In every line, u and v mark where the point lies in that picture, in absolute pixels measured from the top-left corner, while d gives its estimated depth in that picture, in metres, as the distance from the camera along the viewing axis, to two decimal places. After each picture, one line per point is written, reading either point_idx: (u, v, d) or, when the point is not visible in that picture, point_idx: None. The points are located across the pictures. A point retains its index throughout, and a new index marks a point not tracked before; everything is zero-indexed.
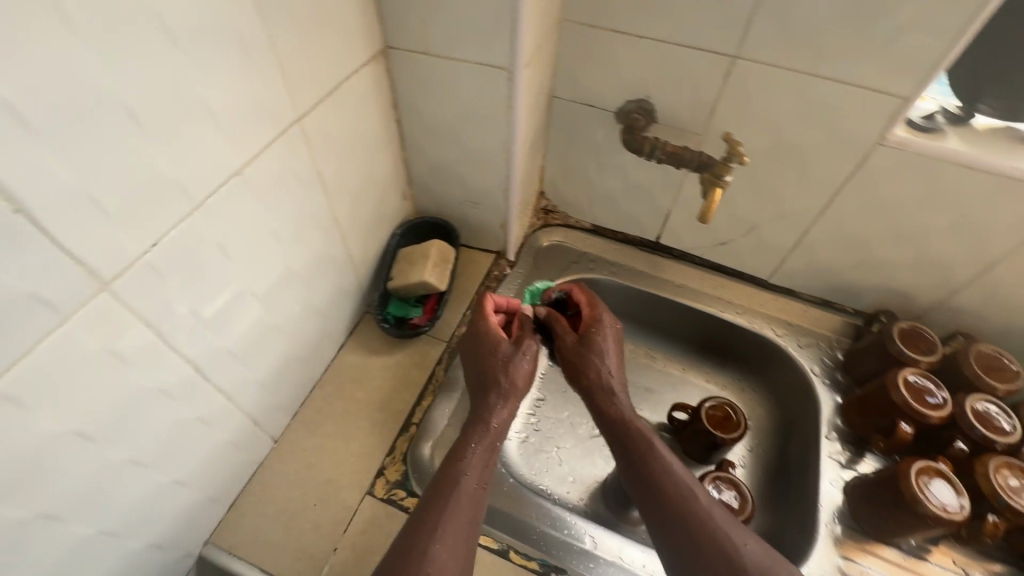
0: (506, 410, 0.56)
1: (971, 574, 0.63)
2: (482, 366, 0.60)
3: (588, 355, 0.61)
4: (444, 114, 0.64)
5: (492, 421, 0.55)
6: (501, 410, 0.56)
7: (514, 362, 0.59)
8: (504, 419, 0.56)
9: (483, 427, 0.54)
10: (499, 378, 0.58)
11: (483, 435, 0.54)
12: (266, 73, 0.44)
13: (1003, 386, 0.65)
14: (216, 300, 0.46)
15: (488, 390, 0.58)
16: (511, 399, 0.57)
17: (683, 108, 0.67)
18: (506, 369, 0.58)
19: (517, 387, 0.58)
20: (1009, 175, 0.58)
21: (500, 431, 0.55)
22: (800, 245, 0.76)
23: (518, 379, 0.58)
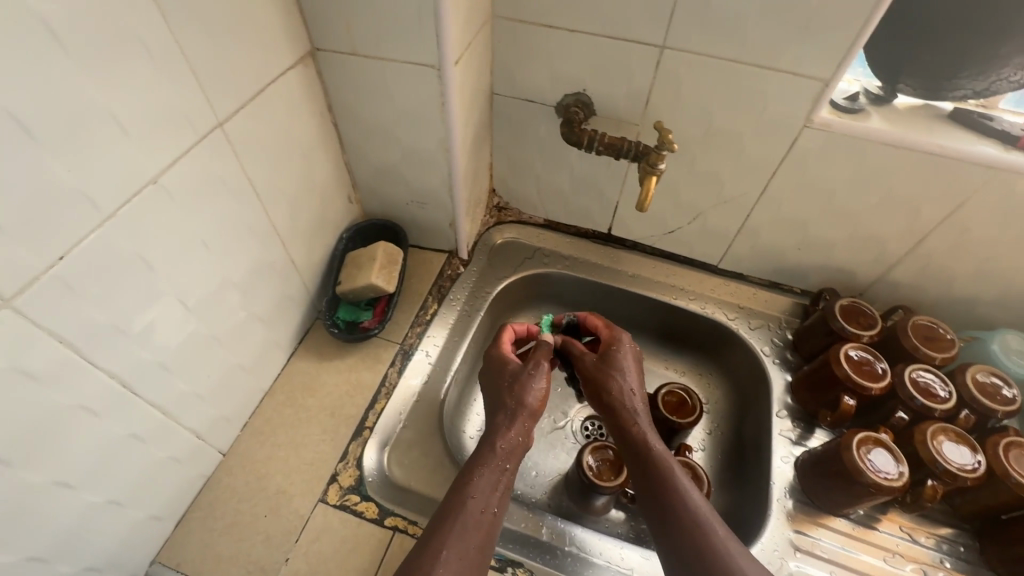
0: (517, 430, 0.57)
1: (917, 538, 0.64)
2: (499, 390, 0.61)
3: (610, 373, 0.63)
4: (380, 115, 0.64)
5: (500, 443, 0.55)
6: (510, 431, 0.56)
7: (531, 384, 0.60)
8: (514, 441, 0.56)
9: (490, 449, 0.55)
10: (509, 398, 0.59)
11: (490, 455, 0.54)
12: (178, 78, 0.43)
13: (939, 355, 0.68)
14: (140, 313, 0.45)
15: (500, 413, 0.58)
16: (520, 420, 0.57)
17: (619, 100, 0.69)
18: (516, 389, 0.60)
19: (525, 407, 0.58)
20: (927, 151, 0.61)
21: (509, 452, 0.55)
22: (743, 229, 0.78)
23: (530, 399, 0.59)
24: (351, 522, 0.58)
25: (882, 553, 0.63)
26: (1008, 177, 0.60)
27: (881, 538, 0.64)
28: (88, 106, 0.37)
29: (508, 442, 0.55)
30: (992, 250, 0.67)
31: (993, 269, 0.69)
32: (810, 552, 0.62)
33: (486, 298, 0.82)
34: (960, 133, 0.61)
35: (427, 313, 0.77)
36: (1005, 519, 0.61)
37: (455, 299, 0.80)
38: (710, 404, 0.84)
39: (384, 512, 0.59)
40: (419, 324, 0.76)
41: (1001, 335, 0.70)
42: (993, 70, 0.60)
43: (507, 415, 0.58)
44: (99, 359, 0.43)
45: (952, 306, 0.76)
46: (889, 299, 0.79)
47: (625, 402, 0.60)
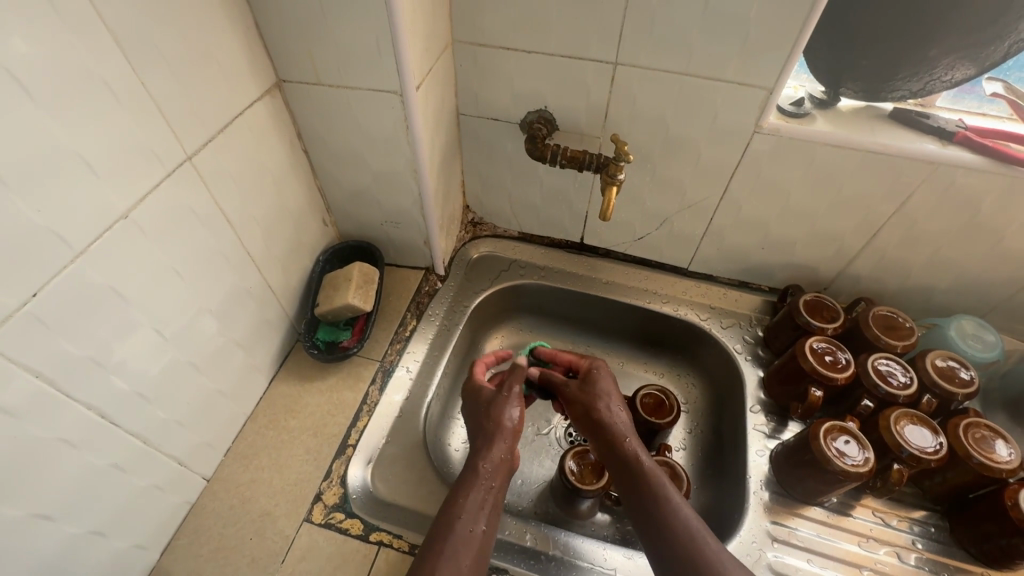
0: (498, 450, 0.60)
1: (891, 522, 0.66)
2: (480, 415, 0.64)
3: (591, 396, 0.66)
4: (348, 140, 0.66)
5: (483, 465, 0.59)
6: (492, 452, 0.60)
7: (506, 414, 0.63)
8: (498, 460, 0.59)
9: (474, 471, 0.58)
10: (489, 422, 0.62)
11: (475, 480, 0.57)
12: (144, 116, 0.45)
13: (901, 343, 0.70)
14: (116, 345, 0.47)
15: (482, 435, 0.62)
16: (501, 441, 0.61)
17: (579, 114, 0.71)
18: (494, 414, 0.63)
19: (505, 428, 0.62)
20: (871, 149, 0.64)
21: (492, 473, 0.58)
22: (709, 232, 0.81)
23: (508, 422, 0.62)
24: (336, 540, 0.59)
25: (856, 538, 0.65)
26: (947, 171, 0.63)
27: (855, 524, 0.66)
28: (55, 149, 0.39)
29: (492, 462, 0.59)
30: (941, 240, 0.71)
31: (944, 258, 0.73)
32: (786, 541, 0.64)
33: (464, 312, 0.83)
34: (901, 131, 0.65)
35: (405, 330, 0.79)
36: (970, 498, 0.63)
37: (433, 314, 0.82)
38: (688, 404, 0.86)
39: (369, 528, 0.60)
40: (398, 341, 0.77)
41: (957, 321, 0.73)
42: (926, 71, 0.63)
43: (488, 437, 0.61)
44: (75, 391, 0.44)
45: (911, 295, 0.79)
46: (851, 292, 0.82)
47: (602, 422, 0.63)
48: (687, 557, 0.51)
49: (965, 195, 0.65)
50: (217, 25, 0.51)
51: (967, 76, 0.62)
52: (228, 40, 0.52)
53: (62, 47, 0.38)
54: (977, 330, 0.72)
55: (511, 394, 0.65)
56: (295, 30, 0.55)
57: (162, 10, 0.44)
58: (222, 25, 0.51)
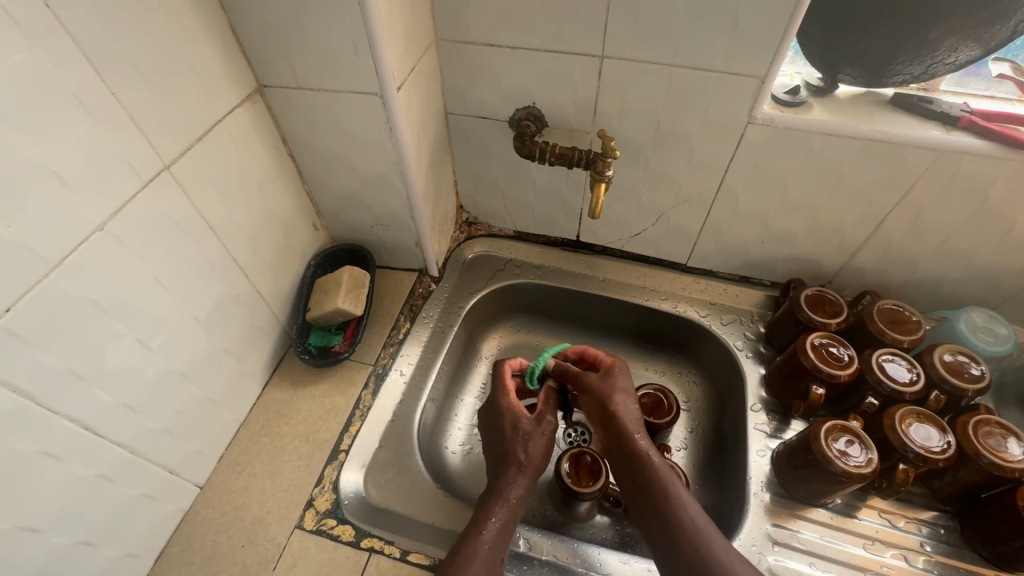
0: (526, 483, 0.59)
1: (897, 523, 0.64)
2: (502, 438, 0.62)
3: (613, 400, 0.62)
4: (333, 143, 0.66)
5: (510, 494, 0.58)
6: (520, 482, 0.59)
7: (530, 439, 0.61)
8: (523, 493, 0.58)
9: (500, 498, 0.57)
10: (520, 451, 0.60)
11: (501, 508, 0.57)
12: (117, 126, 0.45)
13: (907, 338, 0.68)
14: (97, 357, 0.47)
15: (507, 462, 0.60)
16: (528, 473, 0.59)
17: (568, 110, 0.70)
18: (522, 442, 0.61)
19: (534, 459, 0.60)
20: (870, 138, 0.61)
21: (519, 504, 0.58)
22: (706, 226, 0.79)
23: (536, 453, 0.61)
24: (328, 546, 0.59)
25: (861, 541, 0.63)
26: (951, 158, 0.61)
27: (860, 526, 0.64)
28: (24, 164, 0.39)
29: (518, 491, 0.58)
30: (948, 230, 0.68)
31: (951, 249, 0.70)
32: (788, 544, 0.62)
33: (458, 314, 0.83)
34: (901, 117, 0.62)
35: (399, 333, 0.78)
36: (982, 498, 0.61)
37: (427, 317, 0.81)
38: (690, 403, 0.84)
39: (361, 534, 0.60)
40: (391, 344, 0.77)
41: (967, 313, 0.70)
42: (928, 54, 0.60)
43: (516, 466, 0.60)
44: (56, 404, 0.44)
45: (918, 287, 0.76)
46: (856, 285, 0.79)
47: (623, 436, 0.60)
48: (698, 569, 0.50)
49: (971, 182, 0.62)
50: (192, 33, 0.50)
51: (972, 57, 0.59)
52: (204, 48, 0.52)
53: (28, 60, 0.38)
54: (988, 322, 0.69)
55: (541, 423, 0.63)
56: (272, 33, 0.55)
57: (133, 19, 0.44)
58: (197, 32, 0.51)
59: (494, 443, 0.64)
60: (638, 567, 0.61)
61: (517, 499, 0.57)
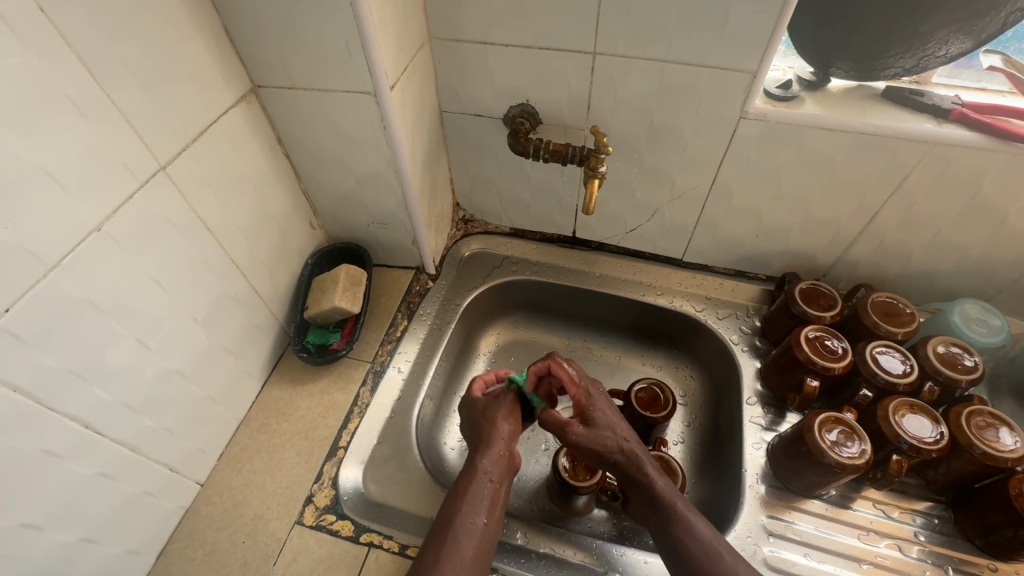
0: (498, 451, 0.61)
1: (892, 514, 0.65)
2: (472, 419, 0.66)
3: (600, 432, 0.62)
4: (329, 143, 0.66)
5: (484, 462, 0.60)
6: (492, 450, 0.61)
7: (498, 414, 0.65)
8: (498, 460, 0.60)
9: (474, 469, 0.59)
10: (487, 425, 0.64)
11: (475, 475, 0.58)
12: (113, 128, 0.45)
13: (901, 330, 0.68)
14: (96, 356, 0.47)
15: (481, 438, 0.63)
16: (497, 441, 0.62)
17: (562, 107, 0.70)
18: (488, 417, 0.65)
19: (502, 430, 0.63)
20: (862, 131, 0.62)
21: (494, 469, 0.59)
22: (701, 221, 0.79)
23: (503, 423, 0.64)
24: (328, 541, 0.60)
25: (856, 531, 0.63)
26: (943, 150, 0.61)
27: (855, 517, 0.64)
28: (20, 166, 0.39)
29: (492, 461, 0.60)
30: (942, 222, 0.68)
31: (946, 241, 0.70)
32: (783, 535, 0.63)
33: (456, 311, 0.83)
34: (893, 111, 0.62)
35: (396, 330, 0.79)
36: (976, 488, 0.61)
37: (425, 314, 0.82)
38: (686, 397, 0.85)
39: (360, 529, 0.61)
40: (389, 342, 0.77)
41: (961, 305, 0.70)
42: (920, 48, 0.60)
43: (486, 438, 0.63)
44: (56, 403, 0.45)
45: (913, 280, 0.77)
46: (851, 278, 0.80)
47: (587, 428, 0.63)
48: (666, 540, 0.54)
49: (963, 174, 0.62)
50: (186, 34, 0.51)
51: (964, 50, 0.59)
52: (198, 49, 0.52)
53: (23, 64, 0.38)
54: (982, 313, 0.70)
55: (502, 401, 0.67)
56: (265, 34, 0.55)
57: (127, 21, 0.44)
58: (191, 34, 0.51)
59: (466, 426, 0.67)
60: (640, 557, 0.62)
61: (490, 465, 0.59)
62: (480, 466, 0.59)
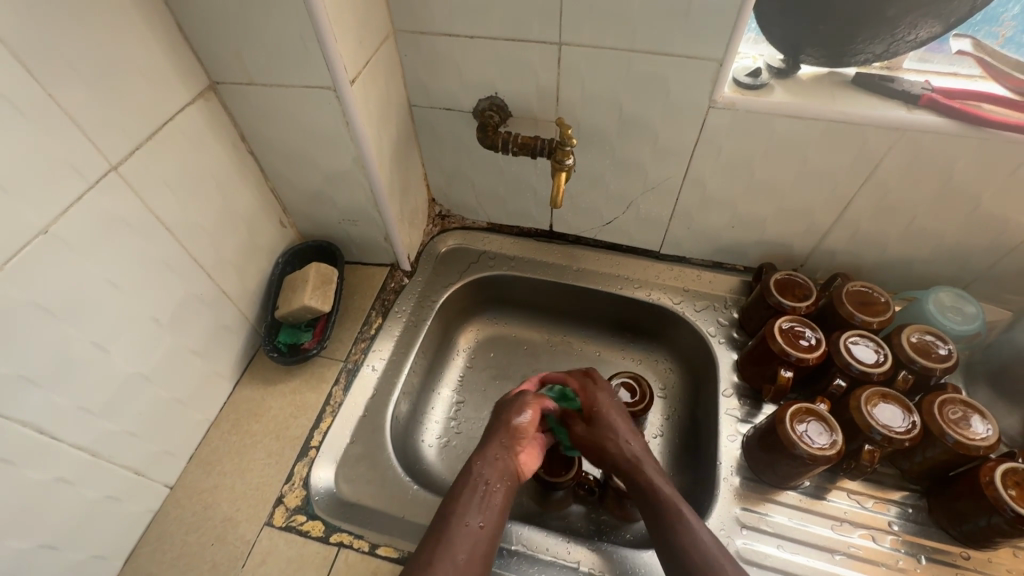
0: (495, 462, 0.60)
1: (866, 504, 0.64)
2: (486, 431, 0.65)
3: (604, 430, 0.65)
4: (293, 139, 0.65)
5: (478, 473, 0.59)
6: (489, 461, 0.60)
7: (501, 436, 0.63)
8: (495, 470, 0.59)
9: (470, 477, 0.58)
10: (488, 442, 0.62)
11: (471, 486, 0.57)
12: (56, 129, 0.44)
13: (876, 319, 0.68)
14: (50, 361, 0.47)
15: (491, 439, 0.63)
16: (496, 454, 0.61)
17: (531, 99, 0.69)
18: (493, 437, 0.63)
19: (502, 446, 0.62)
20: (832, 119, 0.61)
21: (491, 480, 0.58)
22: (676, 213, 0.78)
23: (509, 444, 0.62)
24: (297, 542, 0.59)
25: (830, 522, 0.63)
26: (913, 137, 0.60)
27: (830, 507, 0.64)
28: None
29: (490, 471, 0.59)
30: (915, 209, 0.67)
31: (920, 228, 0.69)
32: (756, 527, 0.63)
33: (432, 307, 0.82)
34: (864, 97, 0.61)
35: (370, 328, 0.78)
36: (951, 476, 0.61)
37: (400, 311, 0.81)
38: (665, 390, 0.84)
39: (330, 529, 0.60)
40: (362, 340, 0.77)
41: (936, 293, 0.70)
42: (889, 32, 0.59)
43: (483, 450, 0.62)
44: (6, 409, 0.44)
45: (889, 268, 0.76)
46: (828, 267, 0.79)
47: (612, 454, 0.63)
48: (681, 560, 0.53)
49: (935, 160, 0.62)
50: (135, 31, 0.50)
51: (933, 34, 0.58)
52: (149, 45, 0.51)
53: None
54: (957, 301, 0.69)
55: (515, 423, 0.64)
56: (219, 29, 0.54)
57: (69, 17, 0.43)
58: (141, 30, 0.50)
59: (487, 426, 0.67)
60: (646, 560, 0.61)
61: (485, 475, 0.58)
62: (478, 474, 0.58)
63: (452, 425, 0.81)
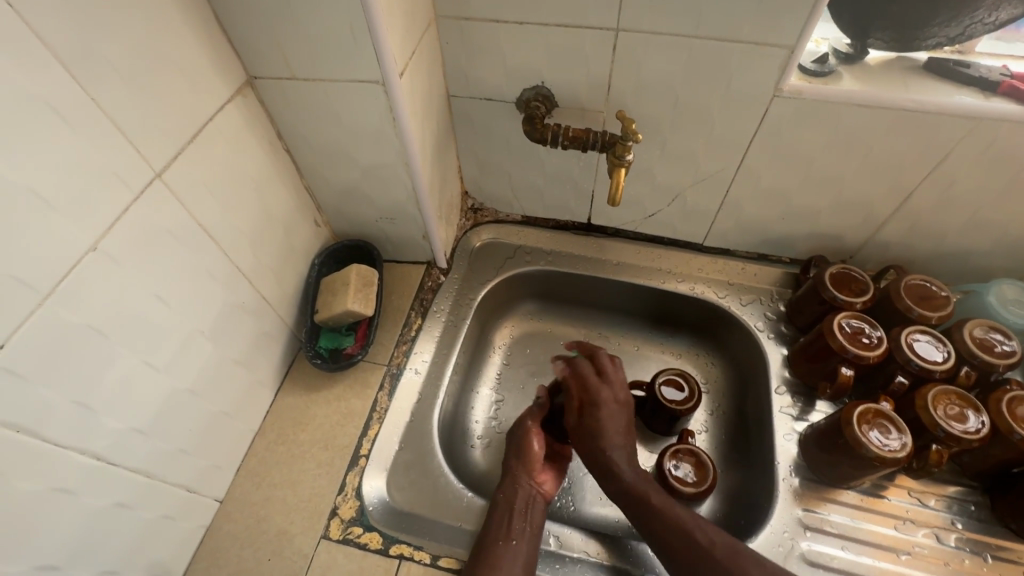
0: (523, 492, 0.61)
1: (928, 503, 0.64)
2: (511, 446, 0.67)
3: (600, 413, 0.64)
4: (332, 136, 0.62)
5: (509, 502, 0.60)
6: (517, 489, 0.61)
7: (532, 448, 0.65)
8: (522, 496, 0.61)
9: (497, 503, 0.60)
10: (515, 465, 0.64)
11: (502, 516, 0.58)
12: (102, 139, 0.41)
13: (935, 314, 0.66)
14: (103, 383, 0.44)
15: (509, 472, 0.64)
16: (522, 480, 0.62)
17: (580, 89, 0.66)
18: (519, 457, 0.65)
19: (527, 469, 0.64)
20: (904, 108, 0.58)
21: (522, 505, 0.60)
22: (725, 205, 0.76)
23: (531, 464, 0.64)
24: (356, 555, 0.58)
25: (893, 521, 0.62)
26: (989, 126, 0.57)
27: (890, 507, 0.63)
28: (5, 190, 0.35)
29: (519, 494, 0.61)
30: (981, 200, 0.65)
31: (983, 219, 0.67)
32: (820, 529, 0.62)
33: (470, 306, 0.80)
34: (936, 84, 0.58)
35: (411, 329, 0.76)
36: (1015, 473, 0.60)
37: (439, 311, 0.78)
38: (708, 384, 0.83)
39: (388, 541, 0.59)
40: (404, 342, 0.74)
41: (997, 286, 0.68)
42: (968, 14, 0.56)
43: (513, 476, 0.63)
44: (64, 437, 0.42)
45: (944, 260, 0.74)
46: (880, 259, 0.77)
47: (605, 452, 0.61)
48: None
49: (1011, 150, 0.59)
50: (175, 26, 0.46)
51: (1014, 16, 0.56)
52: (189, 40, 0.47)
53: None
54: (1019, 294, 0.67)
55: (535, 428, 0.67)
56: (260, 20, 0.50)
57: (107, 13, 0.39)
58: (180, 24, 0.46)
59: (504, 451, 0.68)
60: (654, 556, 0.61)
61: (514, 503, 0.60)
62: (506, 499, 0.60)
63: (493, 425, 0.80)
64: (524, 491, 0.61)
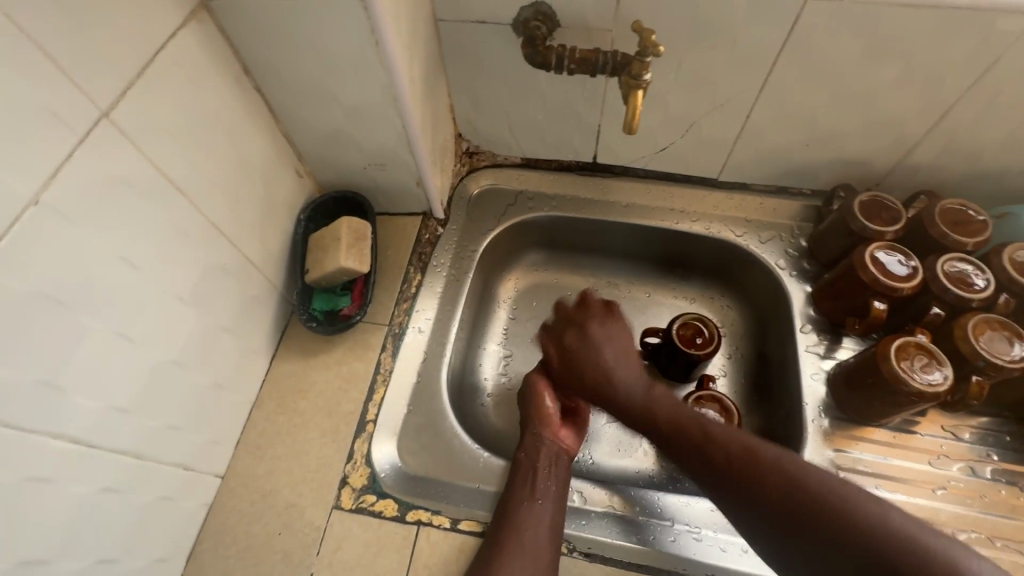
0: (545, 447, 0.59)
1: (961, 435, 0.62)
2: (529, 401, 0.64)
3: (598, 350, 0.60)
4: (307, 69, 0.54)
5: (533, 460, 0.57)
6: (540, 446, 0.59)
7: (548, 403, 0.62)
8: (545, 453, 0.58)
9: (519, 463, 0.57)
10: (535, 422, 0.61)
11: (525, 474, 0.56)
12: (29, 70, 0.34)
13: (972, 240, 0.61)
14: (71, 361, 0.39)
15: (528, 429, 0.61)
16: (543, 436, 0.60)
17: (585, 3, 0.58)
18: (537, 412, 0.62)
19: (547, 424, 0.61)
20: (956, 6, 0.51)
21: (545, 462, 0.57)
22: (745, 133, 0.69)
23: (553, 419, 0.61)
24: (371, 524, 0.55)
25: (927, 457, 0.60)
26: None
27: (924, 442, 0.61)
28: None
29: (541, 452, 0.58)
30: None
31: None
32: (852, 468, 0.60)
33: (473, 258, 0.74)
34: None
35: (411, 286, 0.70)
36: None
37: (439, 265, 0.73)
38: (725, 327, 0.80)
39: (405, 507, 0.56)
40: (405, 300, 0.69)
41: None
42: None
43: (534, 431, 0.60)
44: (34, 422, 0.37)
45: (979, 182, 0.69)
46: (909, 185, 0.72)
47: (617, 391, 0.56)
48: (795, 514, 0.42)
49: None
50: None
51: None
52: None
53: None
54: None
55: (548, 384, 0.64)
56: None
57: None
58: None
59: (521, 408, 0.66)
60: (679, 499, 0.59)
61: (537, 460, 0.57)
62: (527, 457, 0.57)
63: (504, 381, 0.76)
64: (547, 446, 0.59)
